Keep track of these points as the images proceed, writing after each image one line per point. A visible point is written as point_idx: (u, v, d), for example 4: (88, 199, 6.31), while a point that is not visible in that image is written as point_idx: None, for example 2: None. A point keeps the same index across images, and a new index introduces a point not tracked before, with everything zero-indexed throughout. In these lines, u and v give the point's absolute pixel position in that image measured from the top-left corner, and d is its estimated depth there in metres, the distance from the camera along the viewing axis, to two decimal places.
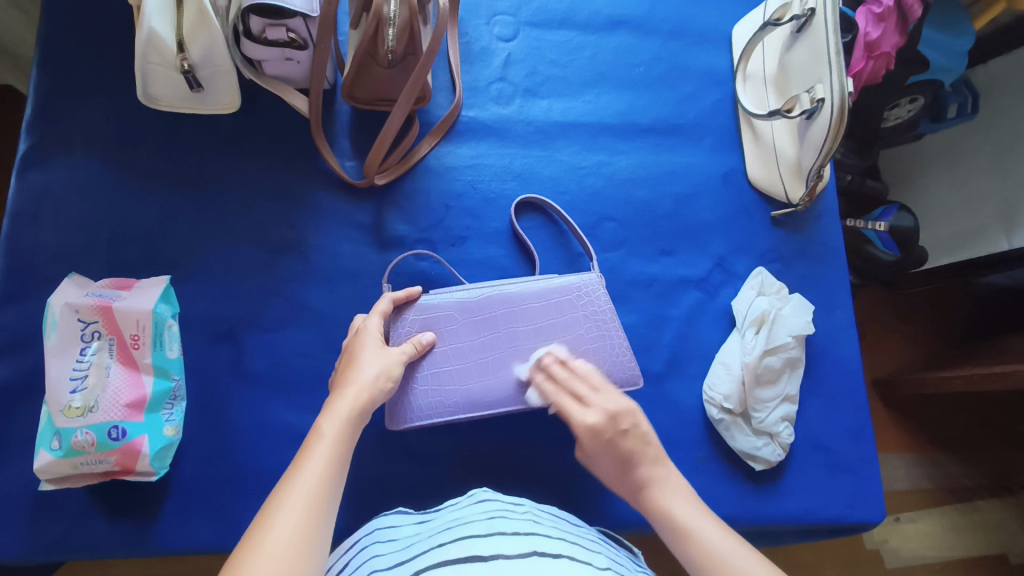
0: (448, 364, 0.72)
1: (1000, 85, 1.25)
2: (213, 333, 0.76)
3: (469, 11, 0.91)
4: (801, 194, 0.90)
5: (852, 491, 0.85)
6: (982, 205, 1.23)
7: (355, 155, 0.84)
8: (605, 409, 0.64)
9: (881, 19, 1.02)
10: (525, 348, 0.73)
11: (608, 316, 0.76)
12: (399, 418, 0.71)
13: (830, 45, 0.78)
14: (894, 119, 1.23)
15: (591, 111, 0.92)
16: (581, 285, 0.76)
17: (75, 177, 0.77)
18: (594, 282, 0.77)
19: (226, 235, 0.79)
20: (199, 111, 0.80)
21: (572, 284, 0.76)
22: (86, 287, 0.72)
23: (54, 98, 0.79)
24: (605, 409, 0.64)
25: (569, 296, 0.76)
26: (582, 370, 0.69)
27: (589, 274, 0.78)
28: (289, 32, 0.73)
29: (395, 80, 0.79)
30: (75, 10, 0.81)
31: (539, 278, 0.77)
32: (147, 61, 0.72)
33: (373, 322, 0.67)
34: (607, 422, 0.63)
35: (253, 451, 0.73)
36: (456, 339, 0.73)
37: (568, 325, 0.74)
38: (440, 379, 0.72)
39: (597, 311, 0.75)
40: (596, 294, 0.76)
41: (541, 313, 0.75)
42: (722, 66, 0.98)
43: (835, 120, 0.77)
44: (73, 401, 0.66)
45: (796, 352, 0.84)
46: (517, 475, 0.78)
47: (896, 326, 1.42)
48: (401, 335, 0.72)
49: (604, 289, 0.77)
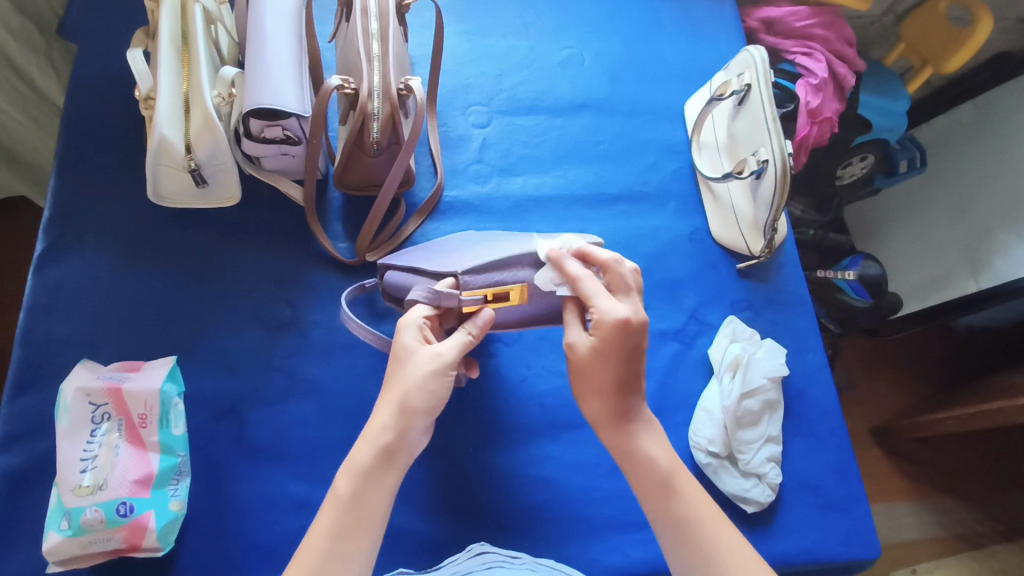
0: (482, 251, 0.71)
1: (940, 143, 1.38)
2: (217, 409, 0.80)
3: (446, 104, 1.01)
4: (760, 246, 0.97)
5: (846, 530, 0.87)
6: (946, 250, 1.29)
7: (347, 237, 0.91)
8: (635, 309, 0.62)
9: (818, 89, 1.12)
10: (449, 254, 0.74)
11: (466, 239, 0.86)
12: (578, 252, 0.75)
13: (767, 114, 0.88)
14: (848, 176, 1.34)
15: (561, 184, 1.00)
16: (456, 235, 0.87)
17: (87, 270, 0.83)
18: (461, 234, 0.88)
19: (228, 317, 0.84)
20: (203, 205, 0.88)
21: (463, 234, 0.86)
22: (98, 370, 0.76)
23: (70, 201, 0.86)
24: (637, 309, 0.62)
25: (406, 271, 0.74)
26: (580, 284, 0.63)
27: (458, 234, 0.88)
28: (284, 131, 0.82)
29: (381, 167, 0.87)
30: (89, 123, 0.90)
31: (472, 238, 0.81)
32: (157, 164, 0.80)
33: (414, 345, 0.62)
34: (608, 328, 0.61)
35: (258, 524, 0.75)
36: (468, 258, 0.69)
37: (435, 249, 0.79)
38: (495, 246, 0.73)
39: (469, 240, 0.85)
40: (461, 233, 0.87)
41: (419, 270, 0.72)
42: (678, 138, 1.08)
43: (779, 177, 0.86)
44: (83, 481, 0.69)
45: (772, 394, 0.89)
46: (515, 531, 0.80)
47: (884, 374, 1.45)
48: (472, 277, 0.67)
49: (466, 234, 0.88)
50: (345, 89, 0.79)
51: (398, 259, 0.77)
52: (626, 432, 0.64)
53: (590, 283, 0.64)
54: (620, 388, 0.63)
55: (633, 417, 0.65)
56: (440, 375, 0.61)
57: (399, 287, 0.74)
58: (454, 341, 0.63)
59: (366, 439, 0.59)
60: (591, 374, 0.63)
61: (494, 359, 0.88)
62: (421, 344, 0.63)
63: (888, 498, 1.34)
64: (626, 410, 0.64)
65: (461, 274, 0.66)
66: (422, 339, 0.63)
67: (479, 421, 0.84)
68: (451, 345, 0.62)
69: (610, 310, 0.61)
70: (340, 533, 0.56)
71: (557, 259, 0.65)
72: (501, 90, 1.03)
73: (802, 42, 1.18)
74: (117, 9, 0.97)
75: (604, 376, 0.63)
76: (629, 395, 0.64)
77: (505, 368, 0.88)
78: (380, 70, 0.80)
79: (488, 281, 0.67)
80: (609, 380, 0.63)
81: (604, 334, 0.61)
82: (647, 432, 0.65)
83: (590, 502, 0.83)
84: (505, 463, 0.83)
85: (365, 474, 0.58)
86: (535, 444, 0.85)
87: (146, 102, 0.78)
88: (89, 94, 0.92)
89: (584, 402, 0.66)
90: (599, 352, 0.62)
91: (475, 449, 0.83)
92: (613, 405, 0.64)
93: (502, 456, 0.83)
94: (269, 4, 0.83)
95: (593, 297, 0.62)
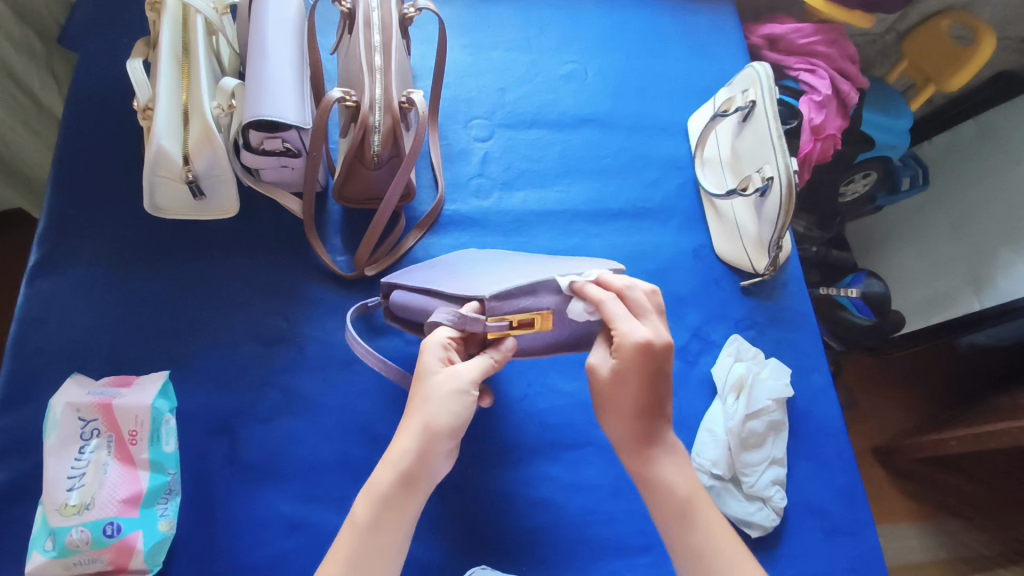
0: (494, 272, 0.69)
1: (942, 159, 1.37)
2: (209, 426, 0.78)
3: (448, 117, 1.00)
4: (765, 264, 0.96)
5: (851, 555, 0.85)
6: (949, 267, 1.27)
7: (346, 250, 0.90)
8: (657, 332, 0.61)
9: (821, 106, 1.11)
10: (464, 276, 0.73)
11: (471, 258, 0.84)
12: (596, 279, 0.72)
13: (772, 130, 0.87)
14: (851, 193, 1.32)
15: (564, 200, 0.99)
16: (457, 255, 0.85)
17: (80, 282, 0.82)
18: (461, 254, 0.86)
19: (222, 330, 0.83)
20: (200, 217, 0.87)
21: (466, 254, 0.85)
22: (87, 385, 0.75)
23: (65, 211, 0.85)
24: (660, 332, 0.61)
25: (416, 291, 0.73)
26: (607, 306, 0.62)
27: (458, 253, 0.87)
28: (284, 143, 0.81)
29: (381, 180, 0.86)
30: (86, 133, 0.89)
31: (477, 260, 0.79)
32: (155, 175, 0.79)
33: (439, 369, 0.59)
34: (632, 348, 0.59)
35: (249, 545, 0.73)
36: (490, 283, 0.67)
37: (442, 267, 0.78)
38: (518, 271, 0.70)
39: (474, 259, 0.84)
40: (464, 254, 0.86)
41: (428, 290, 0.71)
42: (681, 154, 1.07)
43: (785, 194, 0.85)
44: (70, 499, 0.68)
45: (777, 415, 0.87)
46: (514, 554, 0.78)
47: (887, 393, 1.44)
48: (497, 303, 0.65)
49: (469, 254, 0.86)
50: (346, 101, 0.78)
51: (406, 278, 0.76)
52: (648, 456, 0.62)
53: (615, 305, 0.62)
54: (644, 409, 0.61)
55: (656, 443, 0.62)
56: (463, 397, 0.58)
57: (407, 308, 0.73)
58: (475, 364, 0.61)
59: (387, 460, 0.57)
60: (615, 396, 0.61)
61: (495, 376, 0.86)
62: (444, 365, 0.60)
63: (891, 519, 1.32)
64: (647, 433, 0.62)
65: (488, 300, 0.64)
66: (445, 360, 0.61)
67: (477, 440, 0.83)
68: (474, 367, 0.60)
69: (634, 334, 0.59)
70: (340, 561, 0.54)
71: (581, 286, 0.64)
72: (503, 103, 1.03)
73: (806, 59, 1.18)
74: (118, 20, 0.96)
75: (628, 399, 0.61)
76: (653, 420, 0.62)
77: (504, 386, 0.86)
78: (381, 82, 0.79)
79: (513, 308, 0.65)
80: (632, 402, 0.61)
81: (626, 357, 0.59)
82: (668, 458, 0.62)
83: (591, 526, 0.81)
84: (504, 484, 0.81)
85: (364, 499, 0.56)
86: (535, 464, 0.83)
87: (145, 113, 0.77)
88: (87, 104, 0.91)
89: (607, 422, 0.64)
90: (622, 372, 0.60)
91: (473, 469, 0.81)
92: (638, 428, 0.62)
93: (501, 477, 0.81)
94: (270, 15, 0.83)
95: (616, 321, 0.61)
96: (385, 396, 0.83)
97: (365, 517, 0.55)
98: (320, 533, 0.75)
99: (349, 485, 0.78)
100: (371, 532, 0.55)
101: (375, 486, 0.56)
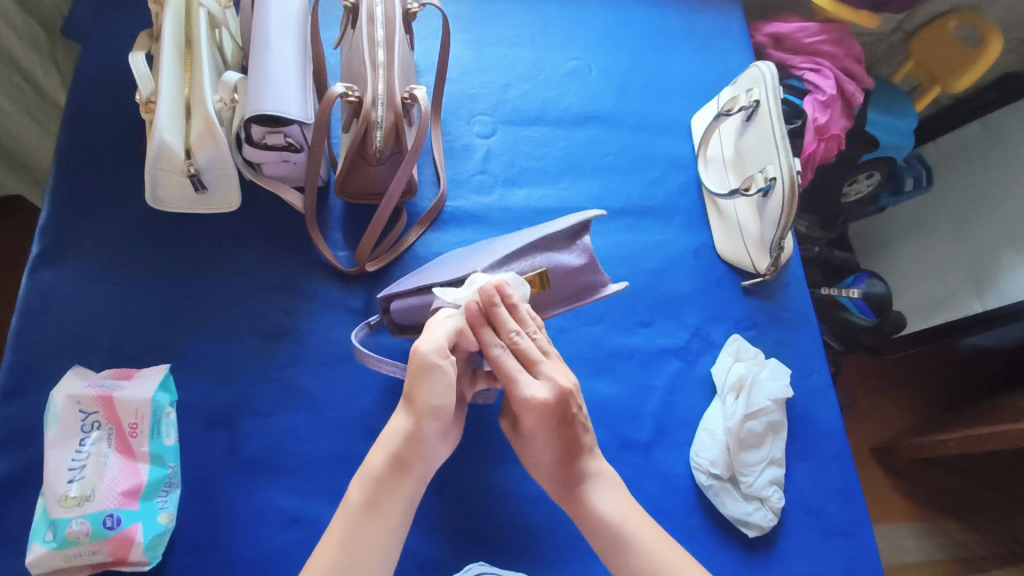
0: (488, 252, 0.75)
1: (944, 161, 1.37)
2: (209, 420, 0.78)
3: (451, 113, 1.00)
4: (766, 264, 0.96)
5: (848, 556, 0.85)
6: (949, 269, 1.27)
7: (347, 245, 0.90)
8: (554, 382, 0.61)
9: (826, 106, 1.11)
10: (450, 273, 0.73)
11: (461, 251, 0.85)
12: (581, 230, 0.78)
13: (775, 131, 0.87)
14: (854, 193, 1.30)
15: (566, 198, 0.99)
16: (449, 254, 0.86)
17: (81, 274, 0.82)
18: (452, 253, 0.86)
19: (223, 324, 0.83)
20: (201, 210, 0.87)
21: (457, 252, 0.85)
22: (88, 377, 0.75)
23: (67, 204, 0.85)
24: (555, 381, 0.61)
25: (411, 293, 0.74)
26: (502, 360, 0.61)
27: (450, 253, 0.87)
28: (287, 138, 0.80)
29: (383, 176, 0.86)
30: (89, 124, 0.89)
31: (466, 251, 0.81)
32: (157, 168, 0.79)
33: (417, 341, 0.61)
34: (540, 408, 0.59)
35: (247, 538, 0.74)
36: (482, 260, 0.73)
37: (439, 266, 0.78)
38: (509, 242, 0.77)
39: (462, 252, 0.84)
40: (453, 252, 0.86)
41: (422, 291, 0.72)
42: (684, 153, 1.07)
43: (788, 195, 0.84)
44: (70, 491, 0.68)
45: (776, 416, 0.88)
46: (511, 551, 0.78)
47: (886, 393, 1.43)
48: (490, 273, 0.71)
49: (461, 252, 0.86)
50: (349, 97, 0.78)
51: (399, 286, 0.76)
52: (574, 496, 0.64)
53: (510, 360, 0.61)
54: (562, 454, 0.64)
55: (579, 479, 0.64)
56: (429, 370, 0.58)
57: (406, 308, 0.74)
58: (442, 333, 0.60)
59: (374, 454, 0.58)
60: (535, 447, 0.64)
61: None
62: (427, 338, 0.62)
63: (889, 518, 1.32)
64: (569, 472, 0.65)
65: (480, 272, 0.70)
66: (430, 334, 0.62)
67: (477, 436, 0.83)
68: (441, 336, 0.60)
69: (533, 395, 0.59)
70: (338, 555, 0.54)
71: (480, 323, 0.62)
72: (507, 100, 1.02)
73: (811, 58, 1.17)
74: (123, 11, 0.96)
75: (545, 449, 0.64)
76: (572, 458, 0.64)
77: None
78: (384, 78, 0.79)
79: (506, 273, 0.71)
80: (549, 449, 0.64)
81: (531, 415, 0.60)
82: (595, 487, 0.64)
83: None
84: (503, 480, 0.81)
85: (358, 490, 0.57)
86: None
87: (147, 106, 0.77)
88: (90, 96, 0.91)
89: (535, 472, 0.67)
90: (534, 430, 0.63)
91: (472, 465, 0.81)
92: (558, 472, 0.65)
93: (500, 473, 0.81)
94: (274, 9, 0.82)
95: (512, 379, 0.61)
96: (384, 392, 0.83)
97: (359, 507, 0.56)
98: (319, 527, 0.75)
99: (348, 480, 0.78)
100: (366, 528, 0.55)
101: (372, 476, 0.57)
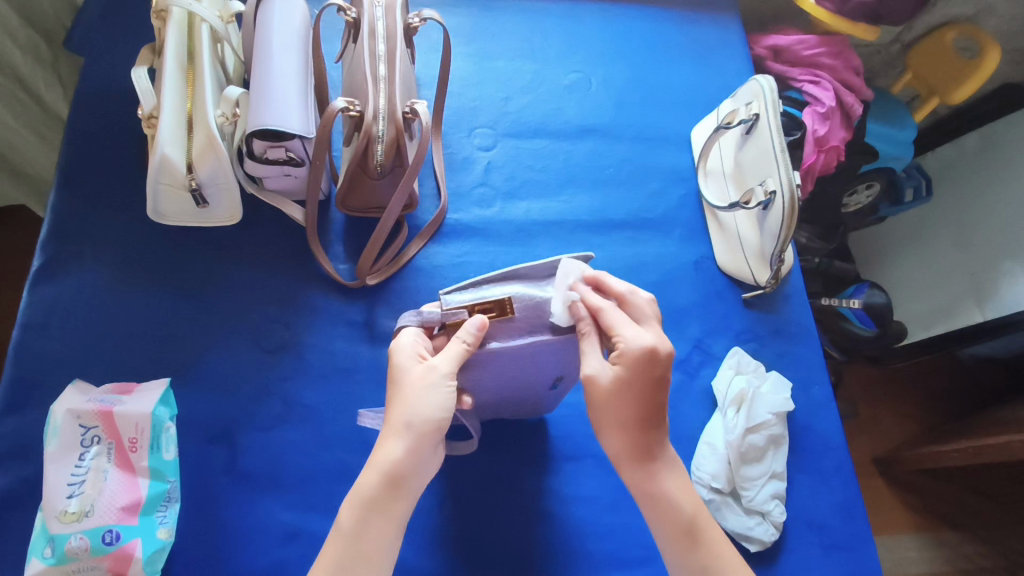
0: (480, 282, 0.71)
1: (944, 171, 1.38)
2: (209, 434, 0.78)
3: (451, 126, 1.00)
4: (767, 276, 0.96)
5: (849, 570, 0.85)
6: (950, 280, 1.27)
7: (348, 258, 0.90)
8: (656, 339, 0.63)
9: (826, 118, 1.11)
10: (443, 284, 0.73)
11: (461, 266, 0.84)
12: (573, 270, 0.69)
13: (775, 144, 0.87)
14: (854, 204, 1.31)
15: (566, 210, 0.99)
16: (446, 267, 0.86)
17: (82, 287, 0.82)
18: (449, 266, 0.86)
19: (223, 337, 0.83)
20: (202, 224, 0.87)
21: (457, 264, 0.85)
22: (88, 392, 0.75)
23: (68, 217, 0.85)
24: (657, 338, 0.63)
25: None
26: (609, 316, 0.63)
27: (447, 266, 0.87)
28: (288, 152, 0.81)
29: (384, 190, 0.87)
30: (92, 138, 0.90)
31: None
32: (158, 183, 0.79)
33: (412, 365, 0.60)
34: (642, 357, 0.61)
35: (246, 553, 0.73)
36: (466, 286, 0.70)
37: None
38: None
39: None
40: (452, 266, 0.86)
41: None
42: (684, 165, 1.07)
43: (788, 209, 0.85)
44: (69, 506, 0.68)
45: (778, 429, 0.88)
46: (511, 566, 0.78)
47: (889, 404, 1.43)
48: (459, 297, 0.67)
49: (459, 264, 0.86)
50: (350, 111, 0.78)
51: None
52: (649, 470, 0.64)
53: (614, 312, 0.63)
54: (644, 420, 0.62)
55: (658, 452, 0.64)
56: (440, 388, 0.59)
57: None
58: (447, 351, 0.61)
59: (371, 467, 0.58)
60: (612, 412, 0.63)
61: None
62: (417, 361, 0.62)
63: (891, 530, 1.32)
64: (649, 445, 0.63)
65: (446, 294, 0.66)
66: (418, 359, 0.61)
67: (477, 450, 0.82)
68: (449, 356, 0.60)
69: (635, 340, 0.61)
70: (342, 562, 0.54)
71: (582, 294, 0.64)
72: (508, 112, 1.03)
73: (810, 70, 1.17)
74: (127, 24, 0.97)
75: (628, 409, 0.62)
76: (647, 444, 0.63)
77: None
78: (385, 92, 0.79)
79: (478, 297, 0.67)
80: (630, 415, 0.62)
81: (626, 364, 0.61)
82: (671, 478, 0.64)
83: (587, 537, 0.81)
84: (503, 494, 0.81)
85: (358, 504, 0.57)
86: (534, 475, 0.83)
87: (149, 121, 0.77)
88: (92, 109, 0.91)
89: (607, 437, 0.65)
90: (621, 388, 0.61)
91: (471, 478, 0.81)
92: (638, 441, 0.63)
93: (500, 486, 0.81)
94: (276, 25, 0.83)
95: (615, 325, 0.63)
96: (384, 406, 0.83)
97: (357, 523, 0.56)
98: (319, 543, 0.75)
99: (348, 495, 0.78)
100: (364, 544, 0.56)
101: (373, 486, 0.57)
